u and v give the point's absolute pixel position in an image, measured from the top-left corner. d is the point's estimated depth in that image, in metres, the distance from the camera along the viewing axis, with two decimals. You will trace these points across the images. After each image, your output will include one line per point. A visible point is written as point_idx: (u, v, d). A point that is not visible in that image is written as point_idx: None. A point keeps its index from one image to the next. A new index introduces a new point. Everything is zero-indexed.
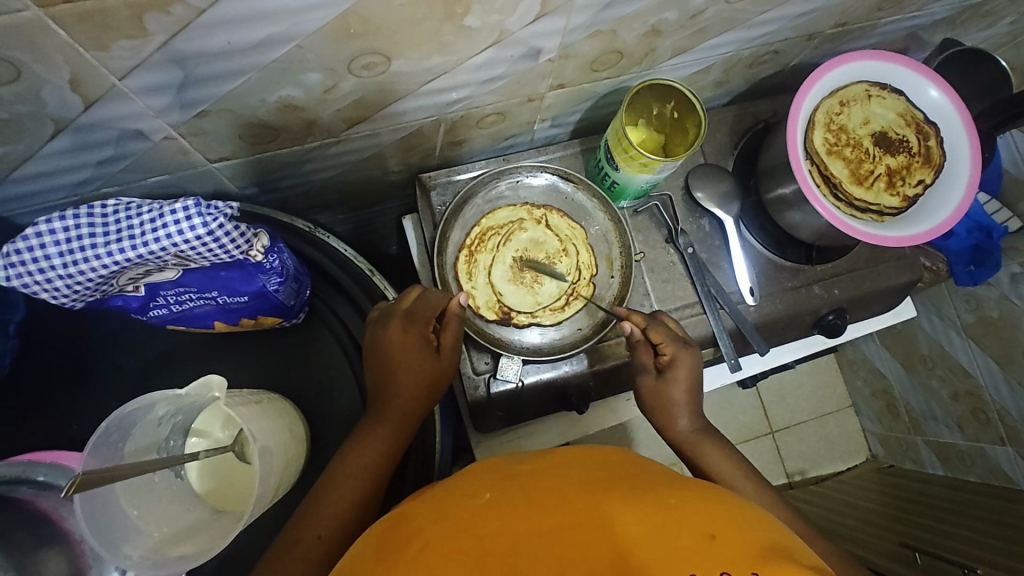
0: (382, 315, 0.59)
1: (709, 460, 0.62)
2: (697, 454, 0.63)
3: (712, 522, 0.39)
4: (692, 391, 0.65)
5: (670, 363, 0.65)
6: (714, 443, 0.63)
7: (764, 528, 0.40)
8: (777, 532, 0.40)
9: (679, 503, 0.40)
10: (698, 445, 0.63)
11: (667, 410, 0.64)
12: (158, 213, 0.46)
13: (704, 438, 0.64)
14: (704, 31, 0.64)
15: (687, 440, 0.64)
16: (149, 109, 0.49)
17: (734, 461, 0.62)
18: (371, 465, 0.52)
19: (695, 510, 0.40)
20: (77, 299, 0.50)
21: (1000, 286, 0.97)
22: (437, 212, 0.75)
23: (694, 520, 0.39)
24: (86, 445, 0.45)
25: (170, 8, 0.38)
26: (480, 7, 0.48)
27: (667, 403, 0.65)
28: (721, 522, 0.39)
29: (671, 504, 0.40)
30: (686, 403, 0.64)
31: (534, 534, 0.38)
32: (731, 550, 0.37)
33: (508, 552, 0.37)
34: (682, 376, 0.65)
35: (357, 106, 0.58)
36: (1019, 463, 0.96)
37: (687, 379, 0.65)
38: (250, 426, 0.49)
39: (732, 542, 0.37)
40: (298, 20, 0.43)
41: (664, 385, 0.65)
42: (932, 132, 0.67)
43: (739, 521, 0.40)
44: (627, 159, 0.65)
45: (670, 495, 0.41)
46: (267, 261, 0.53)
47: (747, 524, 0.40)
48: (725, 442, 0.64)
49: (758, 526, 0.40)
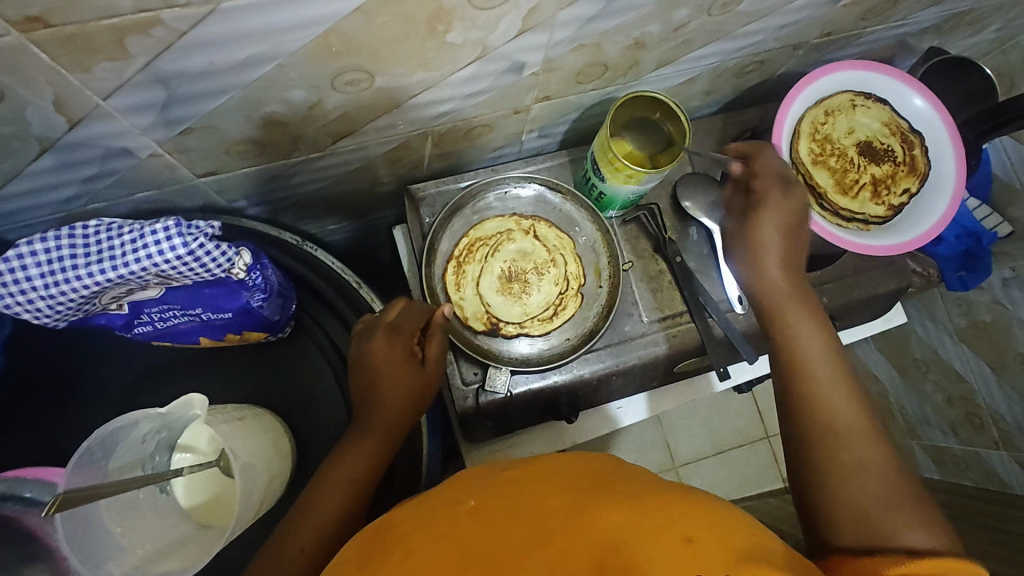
0: (367, 328, 0.59)
1: (792, 326, 0.56)
2: (780, 313, 0.57)
3: (690, 525, 0.39)
4: (782, 243, 0.60)
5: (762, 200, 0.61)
6: (807, 312, 0.57)
7: (739, 529, 0.40)
8: (754, 534, 0.41)
9: (658, 508, 0.40)
10: (784, 304, 0.58)
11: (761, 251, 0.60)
12: (138, 234, 0.47)
13: (796, 300, 0.58)
14: (688, 43, 0.65)
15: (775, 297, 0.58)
16: (133, 127, 0.49)
17: (819, 337, 0.55)
18: (355, 477, 0.52)
19: (674, 514, 0.40)
20: (60, 319, 0.50)
21: (991, 291, 0.97)
22: (425, 224, 0.75)
23: (671, 523, 0.39)
24: (69, 462, 0.45)
25: (151, 30, 0.39)
26: (462, 24, 0.48)
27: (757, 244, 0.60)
28: (699, 526, 0.39)
29: (650, 509, 0.40)
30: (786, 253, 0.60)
31: (518, 542, 0.39)
32: (708, 553, 0.37)
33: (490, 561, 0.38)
34: (775, 214, 0.60)
35: (343, 120, 0.59)
36: (1016, 469, 0.94)
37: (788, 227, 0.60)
38: (231, 445, 0.50)
39: (708, 547, 0.37)
40: (279, 40, 0.44)
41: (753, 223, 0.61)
42: (916, 141, 0.68)
43: (716, 522, 0.40)
44: (613, 170, 0.66)
45: (650, 501, 0.41)
46: (250, 278, 0.53)
47: (724, 526, 0.40)
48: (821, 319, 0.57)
49: (734, 529, 0.40)
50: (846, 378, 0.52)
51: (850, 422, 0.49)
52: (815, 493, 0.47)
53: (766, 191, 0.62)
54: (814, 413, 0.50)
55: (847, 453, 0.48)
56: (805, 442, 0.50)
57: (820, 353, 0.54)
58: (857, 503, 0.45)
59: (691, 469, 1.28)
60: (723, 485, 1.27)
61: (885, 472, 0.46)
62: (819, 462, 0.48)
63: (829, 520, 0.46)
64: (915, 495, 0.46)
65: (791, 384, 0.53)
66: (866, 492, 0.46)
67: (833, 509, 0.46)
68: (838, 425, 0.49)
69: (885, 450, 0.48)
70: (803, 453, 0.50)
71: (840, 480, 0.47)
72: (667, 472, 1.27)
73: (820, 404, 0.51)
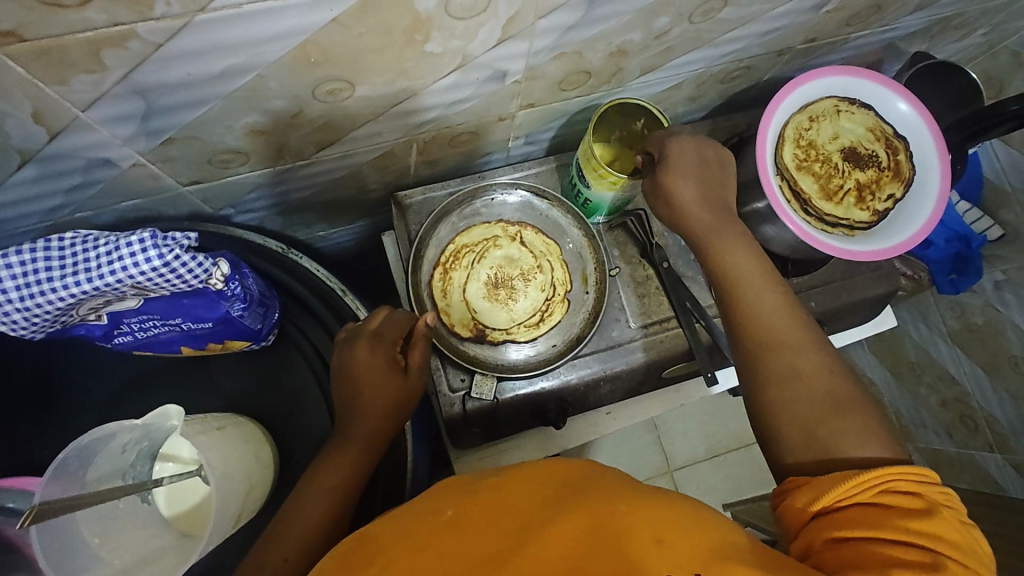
0: (351, 336, 0.59)
1: (723, 255, 0.56)
2: (709, 244, 0.57)
3: (658, 524, 0.39)
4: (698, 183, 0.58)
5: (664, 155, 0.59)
6: (736, 238, 0.57)
7: (710, 525, 0.40)
8: (725, 529, 0.40)
9: (629, 508, 0.40)
10: (710, 234, 0.57)
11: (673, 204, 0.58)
12: (114, 246, 0.47)
13: (723, 229, 0.57)
14: (671, 50, 0.65)
15: (704, 229, 0.57)
16: (114, 138, 0.49)
17: (751, 263, 0.55)
18: (337, 487, 0.52)
19: (643, 512, 0.40)
20: (37, 330, 0.51)
21: (984, 293, 0.97)
22: (412, 231, 0.75)
23: (640, 524, 0.39)
24: (46, 472, 0.45)
25: (126, 43, 0.39)
26: (440, 33, 0.48)
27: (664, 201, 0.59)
28: (669, 524, 0.39)
29: (621, 511, 0.40)
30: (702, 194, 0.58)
31: (493, 554, 0.38)
32: (676, 555, 0.37)
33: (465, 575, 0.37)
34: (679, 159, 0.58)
35: (326, 129, 0.59)
36: (1009, 471, 0.94)
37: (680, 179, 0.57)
38: (208, 454, 0.50)
39: (679, 545, 0.38)
40: (256, 51, 0.44)
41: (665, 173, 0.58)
42: (901, 146, 0.68)
43: (686, 521, 0.40)
44: (597, 177, 0.66)
45: (620, 500, 0.41)
46: (228, 289, 0.54)
47: (693, 522, 0.40)
48: (752, 243, 0.57)
49: (704, 525, 0.40)
50: (779, 295, 0.53)
51: (784, 335, 0.51)
52: (761, 411, 0.50)
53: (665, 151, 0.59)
54: (756, 340, 0.52)
55: (783, 365, 0.49)
56: (746, 363, 0.52)
57: (752, 278, 0.54)
58: (799, 419, 0.47)
59: (687, 473, 1.27)
60: (718, 489, 1.26)
61: (820, 379, 0.48)
62: (758, 380, 0.50)
63: (777, 437, 0.48)
64: (851, 395, 0.48)
65: (730, 312, 0.54)
66: (803, 402, 0.48)
67: (779, 426, 0.48)
68: (773, 344, 0.51)
69: (821, 358, 0.50)
70: (749, 372, 0.51)
71: (779, 395, 0.49)
72: (663, 475, 1.27)
73: (754, 325, 0.52)
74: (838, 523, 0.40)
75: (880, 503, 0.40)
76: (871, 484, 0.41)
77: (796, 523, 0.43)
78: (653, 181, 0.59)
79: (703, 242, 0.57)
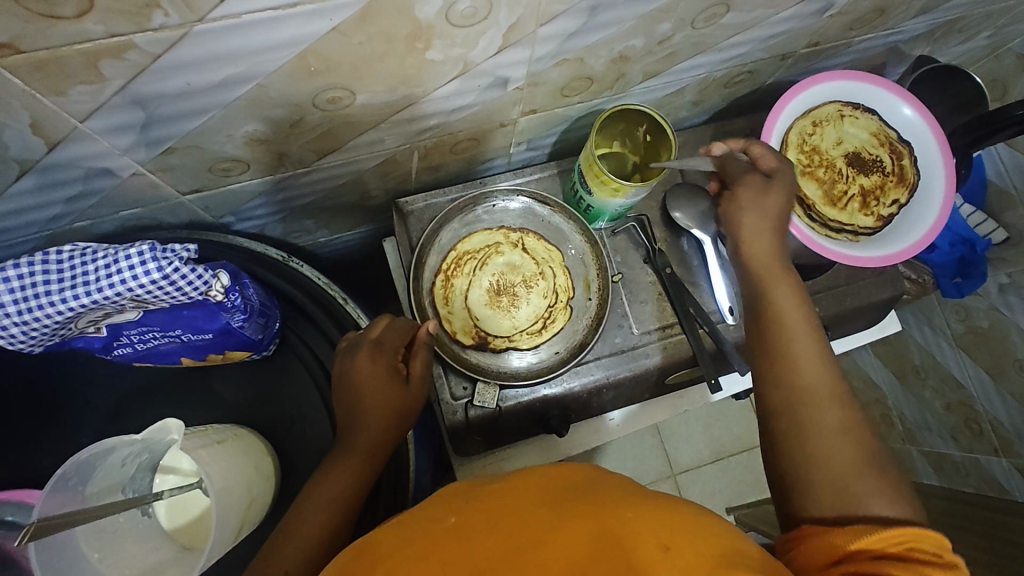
0: (352, 346, 0.59)
1: (772, 294, 0.55)
2: (762, 282, 0.56)
3: (665, 534, 0.38)
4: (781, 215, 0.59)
5: (771, 171, 0.60)
6: (789, 280, 0.56)
7: (718, 534, 0.39)
8: (735, 539, 0.40)
9: (634, 515, 0.39)
10: (764, 272, 0.57)
11: (743, 230, 0.58)
12: (113, 259, 0.47)
13: (779, 270, 0.57)
14: (674, 55, 0.64)
15: (761, 267, 0.57)
16: (113, 148, 0.49)
17: (800, 308, 0.54)
18: (338, 498, 0.52)
19: (650, 520, 0.39)
20: (36, 343, 0.51)
21: (989, 297, 0.97)
22: (414, 238, 0.75)
23: (647, 531, 0.38)
24: (45, 487, 0.45)
25: (125, 54, 0.39)
26: (441, 41, 0.48)
27: (746, 211, 0.59)
28: (677, 532, 0.38)
29: (627, 518, 0.39)
30: (769, 227, 0.58)
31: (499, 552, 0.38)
32: (686, 561, 0.36)
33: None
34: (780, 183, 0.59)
35: (326, 138, 0.59)
36: (1015, 475, 0.91)
37: (772, 195, 0.59)
38: (208, 469, 0.50)
39: (689, 553, 0.37)
40: (256, 60, 0.43)
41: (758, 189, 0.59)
42: (905, 151, 0.68)
43: (694, 532, 0.39)
44: (599, 184, 0.66)
45: (626, 508, 0.40)
46: (228, 300, 0.53)
47: (701, 532, 0.39)
48: (805, 290, 0.56)
49: (712, 533, 0.39)
50: (822, 347, 0.52)
51: (824, 385, 0.49)
52: (788, 460, 0.47)
53: (772, 169, 0.61)
54: (791, 383, 0.50)
55: (815, 413, 0.48)
56: (778, 403, 0.50)
57: (801, 321, 0.53)
58: (829, 472, 0.45)
59: (690, 477, 1.27)
60: (721, 493, 1.26)
61: (852, 435, 0.46)
62: (789, 427, 0.48)
63: (800, 488, 0.46)
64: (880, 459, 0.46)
65: (769, 352, 0.52)
66: (836, 456, 0.45)
67: (806, 476, 0.46)
68: (811, 392, 0.49)
69: (854, 413, 0.48)
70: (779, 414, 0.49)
71: (811, 446, 0.46)
72: (667, 480, 1.26)
73: (792, 369, 0.50)
74: (867, 562, 0.38)
75: (907, 558, 0.37)
76: (900, 539, 0.38)
77: (817, 565, 0.40)
78: (756, 179, 0.60)
79: (757, 278, 0.57)
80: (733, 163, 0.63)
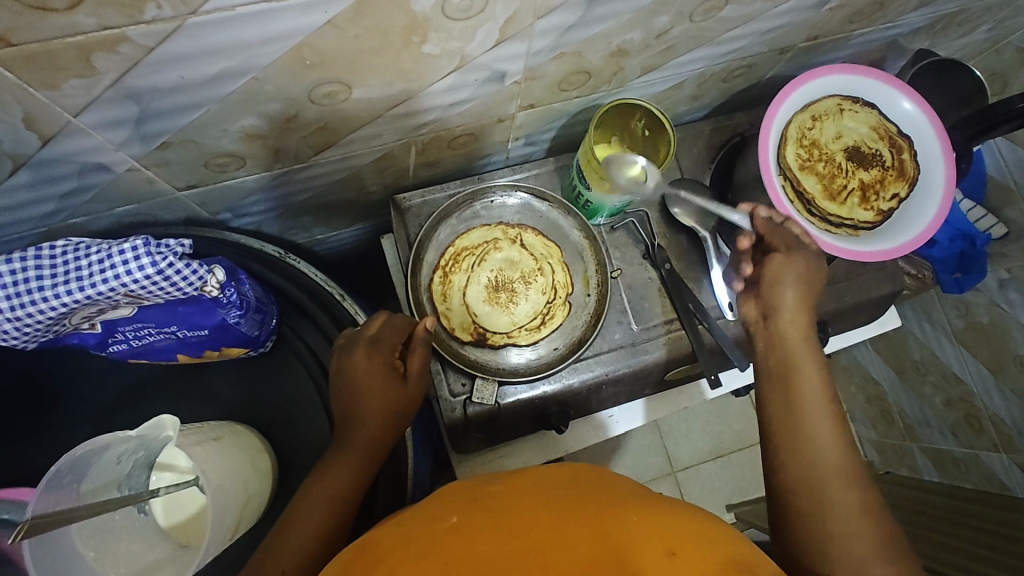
0: (349, 343, 0.59)
1: (796, 368, 0.55)
2: (787, 353, 0.56)
3: (667, 538, 0.38)
4: (813, 290, 0.59)
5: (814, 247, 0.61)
6: (812, 353, 0.56)
7: (723, 541, 0.39)
8: (736, 548, 0.39)
9: (640, 519, 0.39)
10: (788, 346, 0.56)
11: (777, 300, 0.58)
12: (106, 253, 0.47)
13: (804, 342, 0.56)
14: (672, 49, 0.64)
15: (784, 337, 0.57)
16: (108, 142, 0.49)
17: (821, 381, 0.54)
18: (336, 496, 0.51)
19: (651, 524, 0.39)
20: (30, 339, 0.50)
21: (988, 292, 0.96)
22: (412, 234, 0.74)
23: (652, 534, 0.38)
24: (38, 486, 0.44)
25: (117, 47, 0.38)
26: (438, 35, 0.48)
27: (785, 281, 0.58)
28: (683, 537, 0.38)
29: (630, 523, 0.39)
30: (803, 299, 0.58)
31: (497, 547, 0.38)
32: (692, 565, 0.36)
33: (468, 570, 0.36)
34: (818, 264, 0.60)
35: (323, 132, 0.58)
36: (1014, 471, 0.93)
37: (814, 270, 0.59)
38: (204, 467, 0.49)
39: (691, 558, 0.36)
40: (250, 53, 0.43)
41: (798, 266, 0.59)
42: (906, 145, 0.67)
43: (694, 535, 0.39)
44: (597, 178, 0.66)
45: (632, 512, 0.40)
46: (224, 296, 0.53)
47: (701, 537, 0.39)
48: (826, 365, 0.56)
49: (717, 540, 0.39)
50: (840, 425, 0.52)
51: (843, 463, 0.50)
52: (807, 540, 0.47)
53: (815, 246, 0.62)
54: (811, 464, 0.50)
55: (836, 497, 0.48)
56: (799, 484, 0.49)
57: (823, 396, 0.53)
58: (854, 558, 0.45)
59: (690, 474, 1.26)
60: (722, 489, 1.26)
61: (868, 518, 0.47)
62: (810, 508, 0.48)
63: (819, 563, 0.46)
64: (893, 540, 0.47)
65: (790, 429, 0.52)
66: (857, 539, 0.46)
67: (827, 556, 0.46)
68: (833, 474, 0.49)
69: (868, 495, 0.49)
70: (799, 494, 0.49)
71: (833, 528, 0.47)
72: (666, 477, 1.26)
73: (816, 449, 0.50)
74: None
75: None
76: None
77: None
78: (806, 253, 0.60)
79: (780, 349, 0.56)
80: (782, 229, 0.61)
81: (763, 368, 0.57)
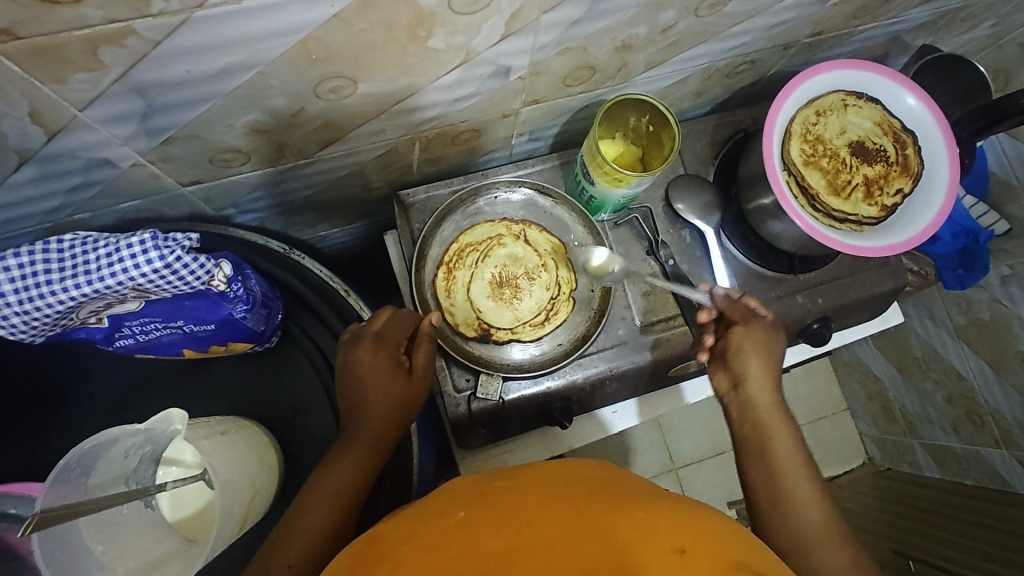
0: (354, 338, 0.59)
1: (771, 434, 0.57)
2: (759, 421, 0.58)
3: (677, 536, 0.38)
4: (775, 357, 0.62)
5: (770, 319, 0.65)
6: (782, 418, 0.58)
7: (733, 540, 0.39)
8: (745, 548, 0.39)
9: (649, 516, 0.39)
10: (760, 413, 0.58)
11: (745, 371, 0.60)
12: (114, 247, 0.47)
13: (774, 409, 0.58)
14: (677, 44, 0.64)
15: (755, 403, 0.59)
16: (114, 137, 0.49)
17: (794, 444, 0.56)
18: (342, 491, 0.51)
19: (660, 523, 0.39)
20: (37, 334, 0.50)
21: (990, 288, 0.95)
22: (416, 230, 0.74)
23: (662, 532, 0.38)
24: (47, 479, 0.44)
25: (124, 40, 0.38)
26: (443, 29, 0.47)
27: (751, 352, 0.61)
28: (692, 536, 0.38)
29: (639, 520, 0.39)
30: (768, 368, 0.61)
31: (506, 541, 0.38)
32: (701, 564, 0.36)
33: (478, 567, 0.36)
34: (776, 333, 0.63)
35: (328, 128, 0.58)
36: (1016, 467, 0.95)
37: (775, 340, 0.63)
38: (212, 461, 0.49)
39: (700, 556, 0.37)
40: (256, 47, 0.43)
41: (758, 337, 0.62)
42: (910, 140, 0.67)
43: (703, 533, 0.39)
44: (602, 174, 0.66)
45: (641, 509, 0.40)
46: (231, 290, 0.53)
47: (710, 535, 0.39)
48: (795, 426, 0.58)
49: (725, 538, 0.39)
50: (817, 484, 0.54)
51: (824, 520, 0.52)
52: None
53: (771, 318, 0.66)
54: (793, 526, 0.52)
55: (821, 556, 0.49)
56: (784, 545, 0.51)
57: (797, 458, 0.55)
58: None
59: (691, 471, 1.27)
60: (724, 486, 1.26)
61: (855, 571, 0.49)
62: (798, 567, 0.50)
63: None
64: None
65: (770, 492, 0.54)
66: None
67: None
68: (820, 536, 0.51)
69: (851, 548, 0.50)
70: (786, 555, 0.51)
71: None
72: (668, 473, 1.26)
73: (800, 513, 0.52)
74: None
75: None
76: None
77: None
78: (764, 323, 0.63)
79: (752, 417, 0.58)
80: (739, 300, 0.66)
81: (738, 436, 0.59)
